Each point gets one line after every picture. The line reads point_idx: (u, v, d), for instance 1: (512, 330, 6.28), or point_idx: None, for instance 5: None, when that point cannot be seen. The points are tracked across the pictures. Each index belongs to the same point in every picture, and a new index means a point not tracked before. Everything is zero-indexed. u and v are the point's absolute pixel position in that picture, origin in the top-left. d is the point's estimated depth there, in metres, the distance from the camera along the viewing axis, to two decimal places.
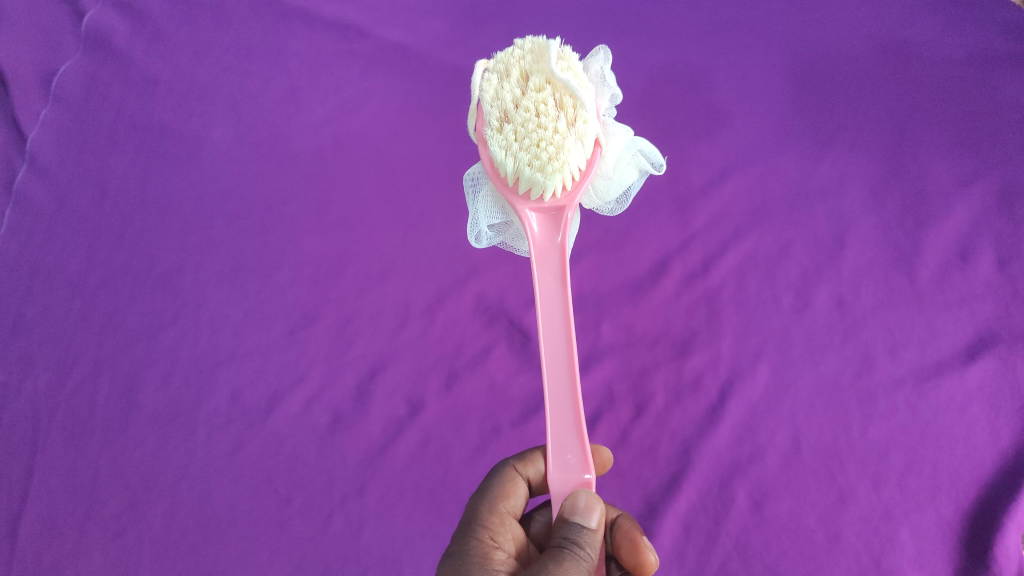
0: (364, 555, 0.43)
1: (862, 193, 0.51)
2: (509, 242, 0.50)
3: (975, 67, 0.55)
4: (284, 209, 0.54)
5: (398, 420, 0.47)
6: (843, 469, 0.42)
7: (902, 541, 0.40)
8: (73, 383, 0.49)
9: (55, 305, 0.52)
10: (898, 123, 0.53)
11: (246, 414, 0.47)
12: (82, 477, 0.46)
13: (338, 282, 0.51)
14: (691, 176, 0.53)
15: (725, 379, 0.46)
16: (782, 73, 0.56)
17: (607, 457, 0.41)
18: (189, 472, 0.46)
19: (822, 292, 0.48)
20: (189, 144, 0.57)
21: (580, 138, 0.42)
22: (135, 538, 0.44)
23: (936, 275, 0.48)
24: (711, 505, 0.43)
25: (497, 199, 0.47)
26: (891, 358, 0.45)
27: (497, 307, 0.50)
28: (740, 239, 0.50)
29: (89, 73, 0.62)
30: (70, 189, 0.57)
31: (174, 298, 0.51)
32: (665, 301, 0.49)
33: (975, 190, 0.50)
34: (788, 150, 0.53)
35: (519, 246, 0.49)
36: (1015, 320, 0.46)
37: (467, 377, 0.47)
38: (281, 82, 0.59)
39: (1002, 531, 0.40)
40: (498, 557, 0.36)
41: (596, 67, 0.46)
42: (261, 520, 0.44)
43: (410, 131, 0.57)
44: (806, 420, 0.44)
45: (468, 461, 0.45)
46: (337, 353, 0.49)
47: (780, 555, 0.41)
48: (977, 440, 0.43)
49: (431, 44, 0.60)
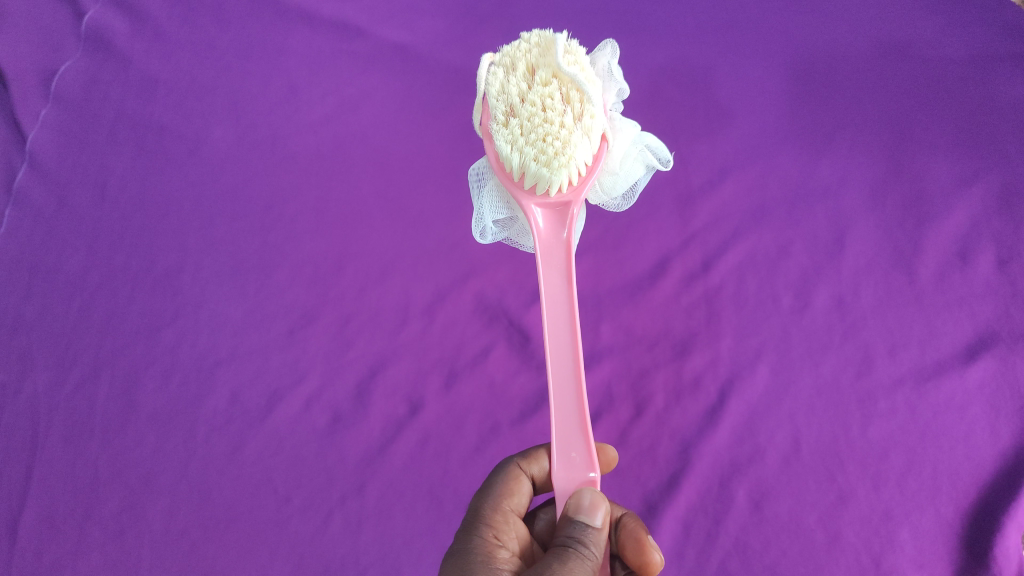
0: (364, 555, 0.43)
1: (862, 193, 0.51)
2: (514, 238, 0.50)
3: (975, 67, 0.55)
4: (284, 208, 0.54)
5: (398, 419, 0.47)
6: (843, 469, 0.42)
7: (902, 541, 0.40)
8: (72, 383, 0.49)
9: (55, 304, 0.52)
10: (899, 123, 0.53)
11: (246, 414, 0.47)
12: (82, 477, 0.46)
13: (337, 282, 0.51)
14: (691, 175, 0.53)
15: (724, 379, 0.45)
16: (782, 72, 0.56)
17: (612, 455, 0.41)
18: (189, 471, 0.46)
19: (822, 292, 0.48)
20: (189, 143, 0.57)
21: (586, 133, 0.42)
22: (134, 537, 0.44)
23: (936, 275, 0.48)
24: (711, 504, 0.43)
25: (503, 194, 0.48)
26: (891, 358, 0.45)
27: (497, 307, 0.50)
28: (740, 239, 0.50)
29: (89, 72, 0.62)
30: (70, 189, 0.57)
31: (174, 297, 0.51)
32: (665, 300, 0.49)
33: (975, 190, 0.50)
34: (788, 149, 0.53)
35: (525, 242, 0.49)
36: (1015, 320, 0.46)
37: (466, 376, 0.47)
38: (281, 82, 0.59)
39: (1002, 532, 0.40)
40: (502, 556, 0.36)
41: (603, 61, 0.46)
42: (261, 520, 0.44)
43: (409, 130, 0.57)
44: (806, 419, 0.44)
45: (468, 460, 0.45)
46: (336, 353, 0.49)
47: (780, 554, 0.41)
48: (977, 440, 0.43)
49: (431, 44, 0.60)
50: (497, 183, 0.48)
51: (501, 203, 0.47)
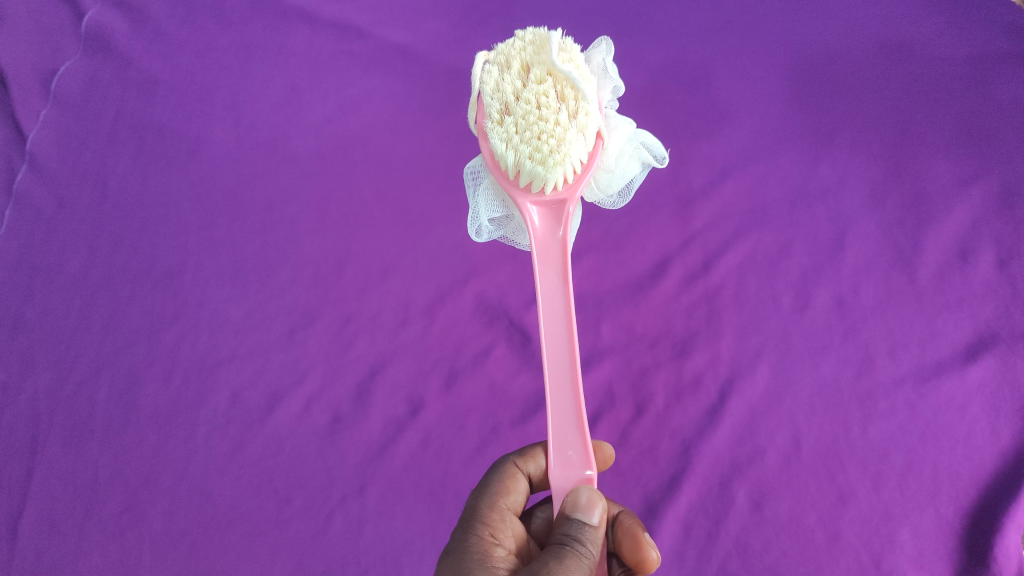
0: (364, 555, 0.43)
1: (862, 193, 0.51)
2: (509, 236, 0.49)
3: (974, 68, 0.55)
4: (284, 209, 0.54)
5: (398, 420, 0.47)
6: (843, 469, 0.42)
7: (902, 541, 0.40)
8: (73, 383, 0.49)
9: (55, 305, 0.52)
10: (898, 124, 0.53)
11: (246, 414, 0.47)
12: (82, 477, 0.46)
13: (338, 282, 0.51)
14: (691, 176, 0.53)
15: (725, 380, 0.46)
16: (782, 73, 0.56)
17: (608, 452, 0.41)
18: (189, 472, 0.46)
19: (822, 292, 0.48)
20: (190, 144, 0.57)
21: (581, 131, 0.42)
22: (135, 538, 0.44)
23: (936, 276, 0.48)
24: (711, 505, 0.43)
25: (497, 193, 0.47)
26: (892, 359, 0.45)
27: (497, 307, 0.50)
28: (740, 239, 0.50)
29: (89, 72, 0.62)
30: (70, 189, 0.57)
31: (174, 298, 0.51)
32: (665, 301, 0.49)
33: (975, 190, 0.50)
34: (789, 150, 0.53)
35: (520, 241, 0.49)
36: (1015, 321, 0.46)
37: (467, 377, 0.47)
38: (281, 82, 0.59)
39: (1002, 531, 0.40)
40: (499, 554, 0.36)
41: (597, 59, 0.46)
42: (261, 520, 0.44)
43: (410, 131, 0.57)
44: (807, 420, 0.44)
45: (468, 460, 0.45)
46: (337, 353, 0.49)
47: (781, 555, 0.41)
48: (977, 440, 0.43)
49: (431, 44, 0.60)
50: (491, 181, 0.47)
51: (495, 202, 0.47)
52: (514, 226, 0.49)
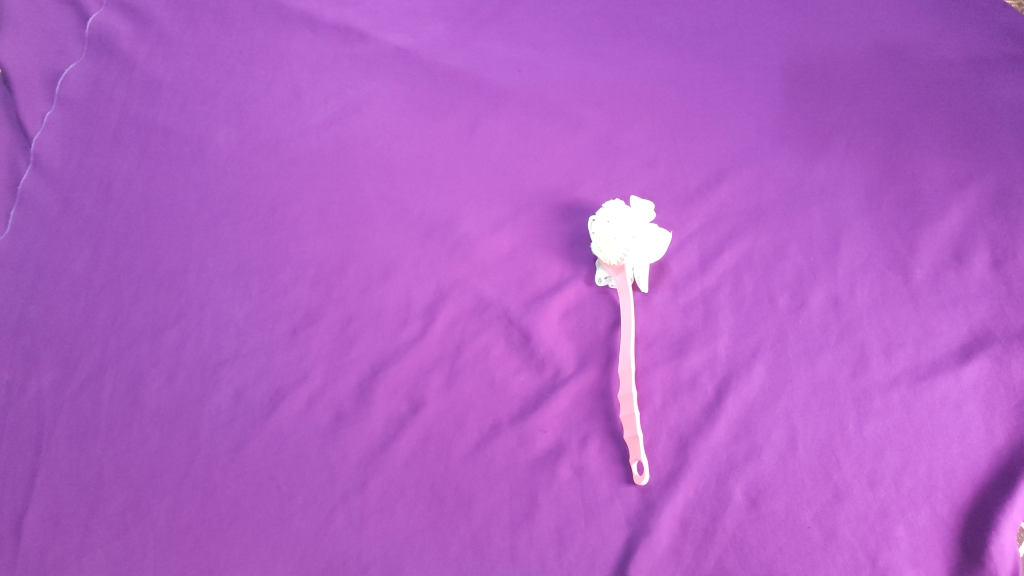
0: (365, 552, 0.44)
1: (858, 194, 0.51)
2: (599, 251, 0.48)
3: (968, 68, 0.55)
4: (286, 210, 0.54)
5: (399, 417, 0.47)
6: (839, 467, 0.43)
7: (898, 539, 0.41)
8: (77, 382, 0.50)
9: (58, 306, 0.53)
10: (895, 124, 0.54)
11: (248, 412, 0.48)
12: (86, 475, 0.47)
13: (339, 282, 0.52)
14: (689, 176, 0.53)
15: (721, 379, 0.46)
16: (779, 74, 0.57)
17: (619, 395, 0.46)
18: (192, 470, 0.47)
19: (819, 293, 0.48)
20: (193, 145, 0.58)
21: None
22: (137, 535, 0.45)
23: (932, 276, 0.48)
24: (709, 502, 0.43)
25: (628, 219, 0.48)
26: (887, 358, 0.46)
27: (496, 305, 0.50)
28: (737, 239, 0.51)
29: (92, 74, 0.62)
30: (74, 190, 0.57)
31: (178, 297, 0.52)
32: (663, 300, 0.49)
33: (971, 190, 0.51)
34: (785, 150, 0.54)
35: (640, 274, 0.48)
36: (1009, 320, 0.46)
37: (466, 375, 0.48)
38: (284, 86, 0.60)
39: (997, 530, 0.41)
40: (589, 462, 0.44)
41: None
42: (264, 516, 0.45)
43: (410, 133, 0.57)
44: (803, 419, 0.44)
45: (468, 457, 0.46)
46: (339, 352, 0.49)
47: (777, 551, 0.41)
48: (972, 439, 0.43)
49: (431, 46, 0.61)
50: (622, 206, 0.49)
51: (623, 236, 0.47)
52: (642, 259, 0.48)
